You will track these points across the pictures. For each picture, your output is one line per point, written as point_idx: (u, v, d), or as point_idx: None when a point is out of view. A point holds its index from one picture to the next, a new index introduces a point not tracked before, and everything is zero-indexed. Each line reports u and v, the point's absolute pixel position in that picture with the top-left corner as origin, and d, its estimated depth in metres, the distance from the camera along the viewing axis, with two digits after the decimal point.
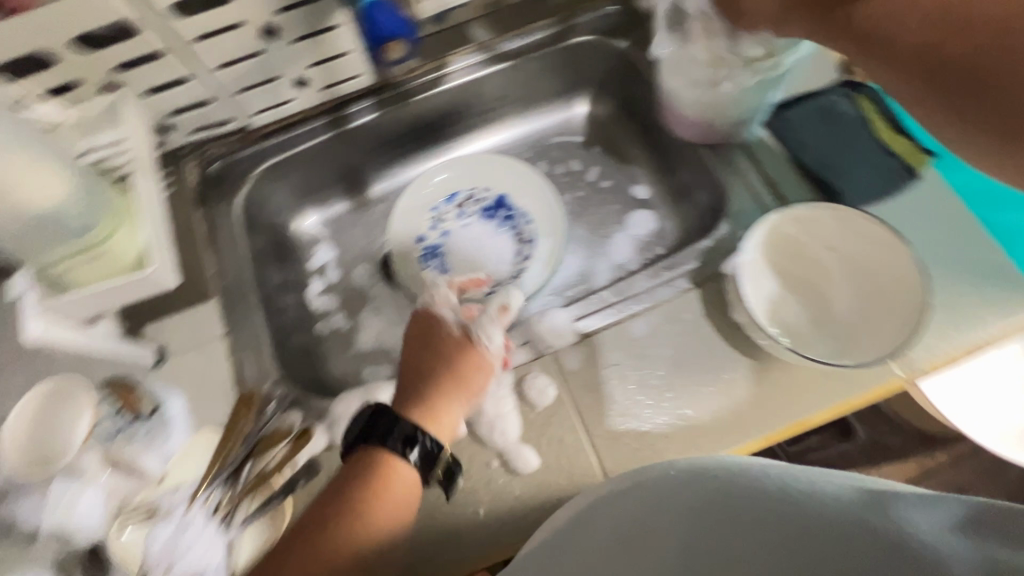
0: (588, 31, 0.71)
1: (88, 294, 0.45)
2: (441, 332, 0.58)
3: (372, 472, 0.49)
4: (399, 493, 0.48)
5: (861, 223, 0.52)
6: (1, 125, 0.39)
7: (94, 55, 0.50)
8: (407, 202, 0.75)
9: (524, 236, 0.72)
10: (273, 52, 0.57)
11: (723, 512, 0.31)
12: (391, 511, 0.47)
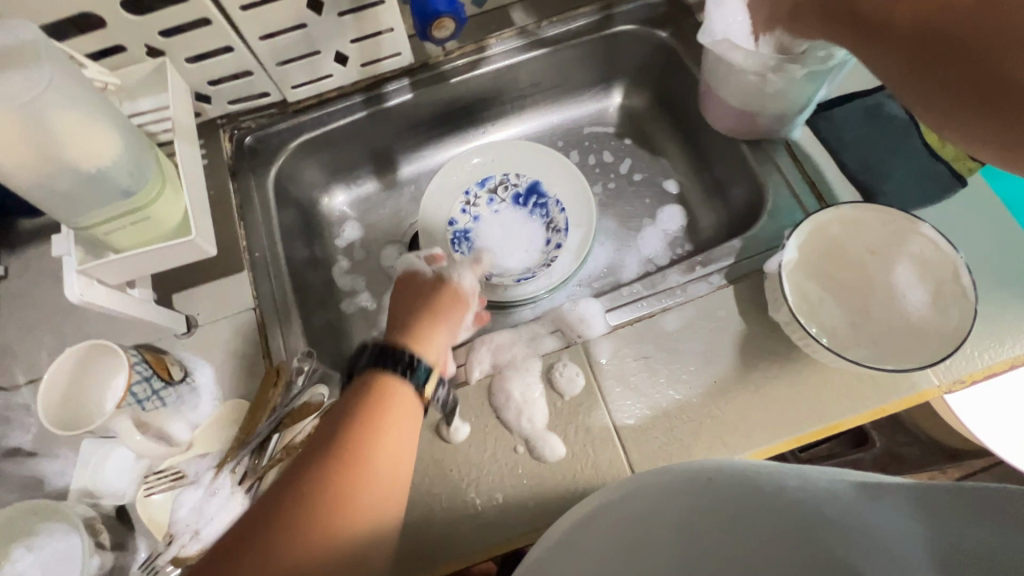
0: (630, 20, 0.70)
1: (130, 257, 0.45)
2: (417, 280, 0.57)
3: (370, 405, 0.41)
4: (406, 428, 0.42)
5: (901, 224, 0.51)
6: (54, 80, 0.39)
7: (142, 20, 0.50)
8: (437, 183, 0.74)
9: (556, 225, 0.72)
10: (317, 26, 0.57)
11: (736, 522, 0.28)
12: (399, 447, 0.40)
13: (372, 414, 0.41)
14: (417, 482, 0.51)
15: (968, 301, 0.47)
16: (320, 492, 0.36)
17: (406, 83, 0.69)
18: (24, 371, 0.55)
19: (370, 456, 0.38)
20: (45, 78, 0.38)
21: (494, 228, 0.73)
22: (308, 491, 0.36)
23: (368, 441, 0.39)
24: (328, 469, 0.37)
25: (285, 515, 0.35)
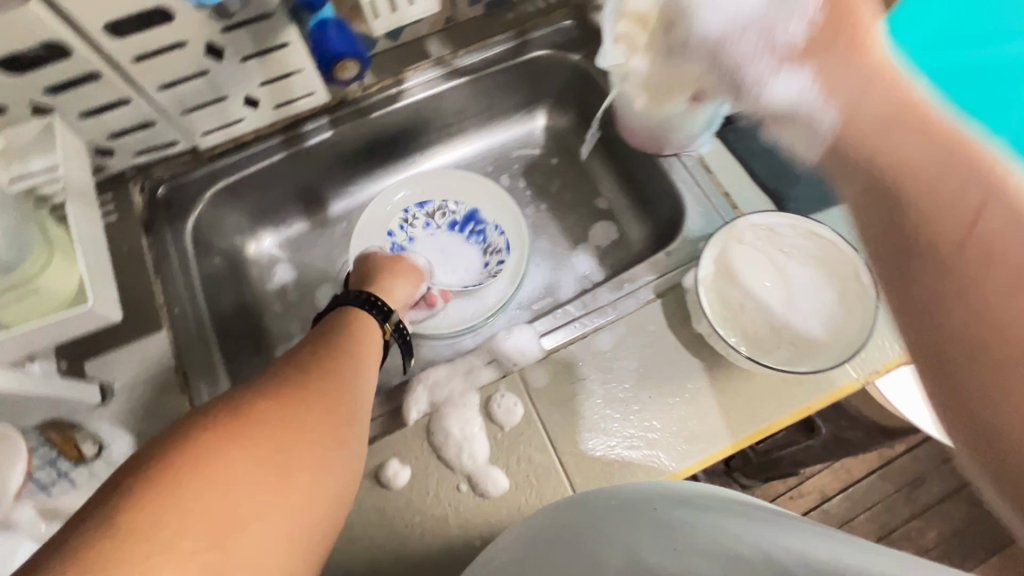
0: (544, 46, 0.71)
1: (19, 334, 0.42)
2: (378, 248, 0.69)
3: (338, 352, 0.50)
4: (368, 350, 0.53)
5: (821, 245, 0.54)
6: None
7: (21, 79, 0.47)
8: (371, 214, 0.73)
9: (492, 253, 0.72)
10: (221, 71, 0.55)
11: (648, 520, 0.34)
12: (367, 362, 0.52)
13: (346, 336, 0.53)
14: (359, 532, 0.49)
15: (869, 295, 0.51)
16: (310, 369, 0.46)
17: (325, 120, 0.68)
18: None
19: (344, 355, 0.50)
20: None
21: (428, 249, 0.74)
22: (299, 371, 0.46)
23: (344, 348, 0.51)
24: (315, 358, 0.48)
25: (283, 383, 0.44)
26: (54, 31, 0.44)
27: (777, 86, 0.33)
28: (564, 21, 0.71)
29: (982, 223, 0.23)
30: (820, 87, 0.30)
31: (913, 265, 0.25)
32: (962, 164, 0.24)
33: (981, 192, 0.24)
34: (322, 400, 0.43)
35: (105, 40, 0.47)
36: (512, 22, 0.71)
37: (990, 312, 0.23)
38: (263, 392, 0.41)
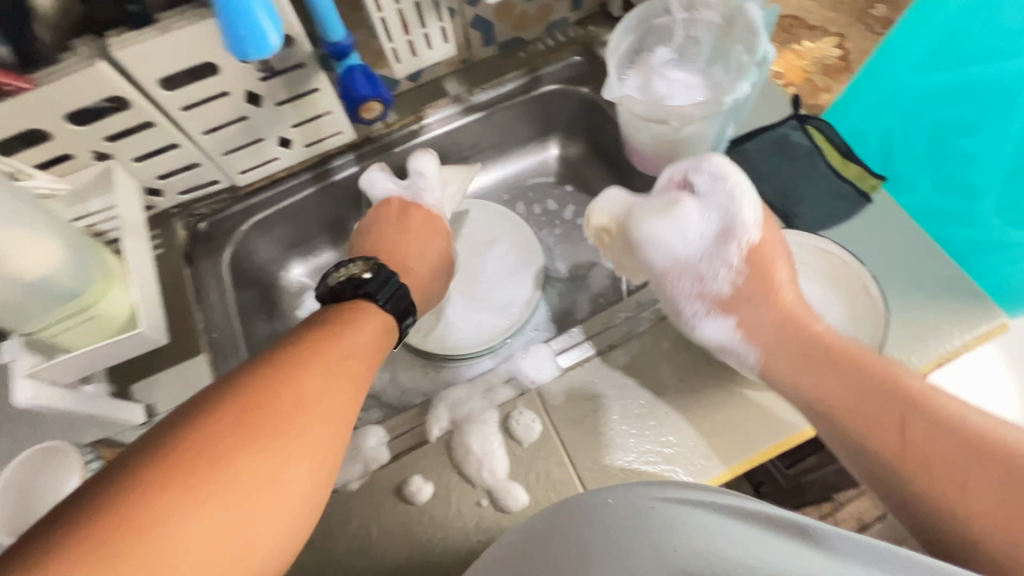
0: (555, 81, 0.76)
1: (78, 355, 0.46)
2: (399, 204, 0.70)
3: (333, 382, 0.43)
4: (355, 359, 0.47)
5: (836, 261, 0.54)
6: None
7: (85, 129, 0.52)
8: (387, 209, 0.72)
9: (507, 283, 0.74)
10: (258, 116, 0.61)
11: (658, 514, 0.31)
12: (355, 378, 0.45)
13: (330, 341, 0.46)
14: (384, 546, 0.51)
15: (879, 309, 0.50)
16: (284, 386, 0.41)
17: (351, 157, 0.73)
18: None
19: (332, 377, 0.44)
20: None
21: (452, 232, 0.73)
22: (277, 385, 0.40)
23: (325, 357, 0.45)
24: (318, 387, 0.42)
25: (255, 402, 0.39)
26: (115, 87, 0.50)
27: (711, 326, 0.55)
28: (573, 57, 0.75)
29: (911, 426, 0.42)
30: (739, 328, 0.54)
31: (890, 460, 0.42)
32: (892, 390, 0.44)
33: (905, 410, 0.42)
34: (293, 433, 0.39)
35: (158, 92, 0.53)
36: (524, 60, 0.76)
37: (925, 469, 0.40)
38: (246, 419, 0.38)
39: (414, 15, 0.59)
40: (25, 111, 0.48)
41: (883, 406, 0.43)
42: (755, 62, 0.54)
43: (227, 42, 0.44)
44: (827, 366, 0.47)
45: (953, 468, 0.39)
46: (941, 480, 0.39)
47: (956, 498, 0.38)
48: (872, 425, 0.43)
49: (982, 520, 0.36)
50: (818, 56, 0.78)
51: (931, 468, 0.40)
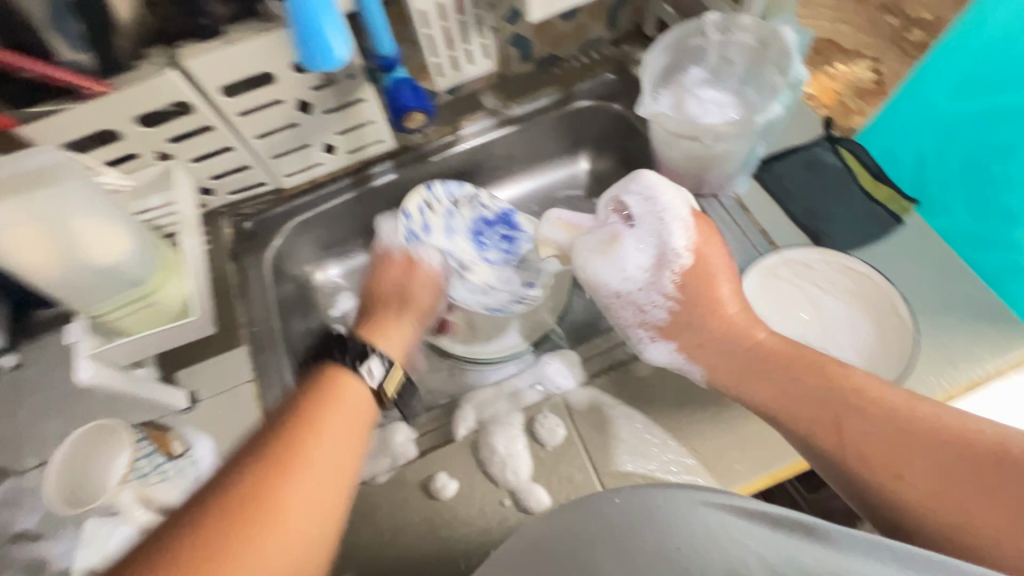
0: (587, 97, 0.78)
1: (135, 340, 0.49)
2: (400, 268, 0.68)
3: (339, 446, 0.45)
4: (340, 434, 0.45)
5: (862, 280, 0.55)
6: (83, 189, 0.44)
7: (151, 130, 0.57)
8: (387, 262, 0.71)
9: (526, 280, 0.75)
10: (307, 123, 0.64)
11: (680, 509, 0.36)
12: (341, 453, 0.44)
13: (311, 424, 0.45)
14: (409, 539, 0.52)
15: (909, 328, 0.52)
16: (263, 493, 0.40)
17: (389, 164, 0.76)
18: (34, 457, 0.60)
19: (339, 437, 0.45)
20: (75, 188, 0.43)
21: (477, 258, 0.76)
22: (254, 492, 0.40)
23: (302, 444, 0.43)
24: (328, 450, 0.44)
25: (234, 513, 0.38)
26: (180, 92, 0.54)
27: (654, 350, 0.55)
28: (607, 75, 0.78)
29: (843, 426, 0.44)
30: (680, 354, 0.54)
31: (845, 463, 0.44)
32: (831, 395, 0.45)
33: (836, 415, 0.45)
34: (283, 529, 0.39)
35: (218, 98, 0.57)
36: (559, 77, 0.78)
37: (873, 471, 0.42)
38: (256, 486, 0.40)
39: (458, 31, 0.62)
40: (101, 112, 0.53)
41: (822, 409, 0.45)
42: (788, 83, 0.57)
43: (300, 52, 0.47)
44: (770, 376, 0.48)
45: (885, 459, 0.42)
46: (880, 470, 0.42)
47: (897, 488, 0.41)
48: (814, 429, 0.45)
49: (918, 503, 0.41)
50: (852, 79, 0.79)
51: (872, 461, 0.42)
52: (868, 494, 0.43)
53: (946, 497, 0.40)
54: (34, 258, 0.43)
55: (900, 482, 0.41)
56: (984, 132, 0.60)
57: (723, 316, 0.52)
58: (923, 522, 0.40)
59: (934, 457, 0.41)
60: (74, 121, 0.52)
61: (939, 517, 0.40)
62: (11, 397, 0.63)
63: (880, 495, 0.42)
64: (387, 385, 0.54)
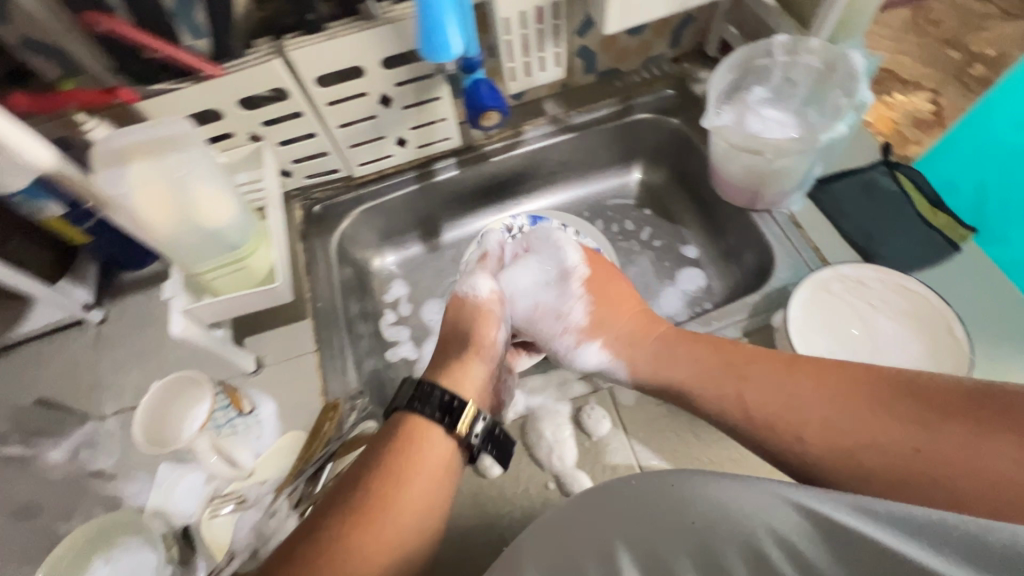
0: (646, 110, 0.81)
1: (225, 299, 0.54)
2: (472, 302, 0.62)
3: (426, 484, 0.49)
4: (426, 475, 0.49)
5: (916, 301, 0.56)
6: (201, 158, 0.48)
7: (249, 113, 0.62)
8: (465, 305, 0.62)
9: None
10: (385, 117, 0.69)
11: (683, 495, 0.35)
12: (424, 486, 0.48)
13: (403, 461, 0.49)
14: (457, 510, 0.55)
15: (962, 350, 0.52)
16: (355, 538, 0.44)
17: (453, 161, 0.80)
18: (112, 403, 0.64)
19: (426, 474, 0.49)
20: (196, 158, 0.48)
21: None
22: (345, 536, 0.44)
23: (385, 490, 0.47)
24: (412, 490, 0.48)
25: (325, 554, 0.43)
26: (279, 80, 0.59)
27: (589, 354, 0.60)
28: (666, 90, 0.80)
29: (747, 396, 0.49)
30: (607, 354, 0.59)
31: (756, 432, 0.48)
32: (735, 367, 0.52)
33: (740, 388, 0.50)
34: (380, 548, 0.45)
35: (312, 88, 0.62)
36: (619, 90, 0.81)
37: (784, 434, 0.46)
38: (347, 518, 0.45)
39: (536, 39, 0.66)
40: (211, 92, 0.58)
41: (725, 381, 0.51)
42: (853, 106, 0.59)
43: (422, 41, 0.52)
44: (681, 363, 0.54)
45: (788, 415, 0.46)
46: (785, 435, 0.46)
47: (801, 445, 0.45)
48: (722, 404, 0.50)
49: (822, 452, 0.43)
50: (910, 110, 0.78)
51: (778, 421, 0.46)
52: (791, 459, 0.45)
53: (839, 433, 0.43)
54: (150, 215, 0.47)
55: (804, 434, 0.44)
56: (1008, 162, 0.64)
57: (622, 323, 0.61)
58: (833, 467, 0.42)
59: (821, 398, 0.45)
60: (188, 98, 0.58)
61: (841, 460, 0.42)
62: (93, 347, 0.68)
63: (791, 454, 0.45)
64: (461, 425, 0.51)
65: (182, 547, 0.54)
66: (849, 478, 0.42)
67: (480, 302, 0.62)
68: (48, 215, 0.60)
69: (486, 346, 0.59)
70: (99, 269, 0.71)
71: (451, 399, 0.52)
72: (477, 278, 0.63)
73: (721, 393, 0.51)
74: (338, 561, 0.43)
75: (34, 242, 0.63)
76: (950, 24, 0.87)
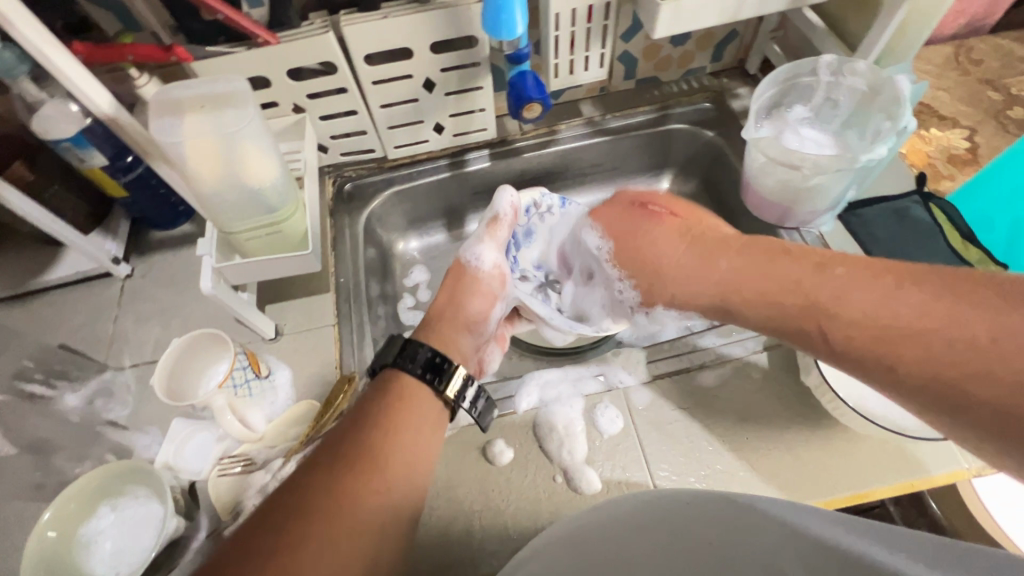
0: (682, 120, 0.81)
1: (257, 263, 0.55)
2: (473, 272, 0.65)
3: (421, 445, 0.48)
4: (408, 429, 0.48)
5: None
6: (254, 118, 0.50)
7: (296, 84, 0.63)
8: (458, 266, 0.65)
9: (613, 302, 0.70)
10: (426, 101, 0.69)
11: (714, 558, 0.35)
12: (416, 437, 0.48)
13: (390, 416, 0.48)
14: (462, 494, 0.55)
15: None
16: (354, 484, 0.42)
17: (485, 153, 0.79)
18: (130, 356, 0.65)
19: (416, 432, 0.49)
20: (250, 117, 0.50)
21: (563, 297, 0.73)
22: (348, 484, 0.42)
23: (381, 439, 0.46)
24: (403, 445, 0.47)
25: (338, 496, 0.41)
26: (328, 55, 0.60)
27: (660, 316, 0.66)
28: (703, 103, 0.80)
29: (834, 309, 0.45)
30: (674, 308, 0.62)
31: (852, 345, 0.43)
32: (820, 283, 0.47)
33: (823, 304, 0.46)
34: (383, 493, 0.43)
35: (360, 66, 0.62)
36: (656, 99, 0.82)
37: (886, 348, 0.40)
38: (341, 459, 0.44)
39: (582, 38, 0.67)
40: (264, 58, 0.59)
41: (804, 304, 0.48)
42: (896, 130, 0.59)
43: (487, 19, 0.54)
44: (746, 277, 0.54)
45: (866, 323, 0.42)
46: (885, 345, 0.40)
47: (900, 361, 0.39)
48: (802, 319, 0.47)
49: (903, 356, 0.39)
50: (946, 144, 0.78)
51: (849, 327, 0.43)
52: (901, 371, 0.39)
53: (923, 333, 0.38)
54: (200, 166, 0.49)
55: (885, 341, 0.40)
56: (1008, 203, 0.68)
57: (671, 278, 0.61)
58: (942, 386, 0.36)
59: (899, 303, 0.41)
60: (240, 62, 0.59)
61: (953, 380, 0.35)
62: (117, 300, 0.69)
63: (893, 372, 0.39)
64: (448, 387, 0.52)
65: (188, 502, 0.55)
66: (992, 404, 0.33)
67: (479, 275, 0.64)
68: (90, 164, 0.60)
69: (475, 318, 0.62)
70: (131, 224, 0.73)
71: (438, 358, 0.53)
72: (482, 249, 0.66)
73: (801, 309, 0.48)
74: (349, 506, 0.41)
75: (72, 190, 0.65)
76: (993, 64, 0.86)
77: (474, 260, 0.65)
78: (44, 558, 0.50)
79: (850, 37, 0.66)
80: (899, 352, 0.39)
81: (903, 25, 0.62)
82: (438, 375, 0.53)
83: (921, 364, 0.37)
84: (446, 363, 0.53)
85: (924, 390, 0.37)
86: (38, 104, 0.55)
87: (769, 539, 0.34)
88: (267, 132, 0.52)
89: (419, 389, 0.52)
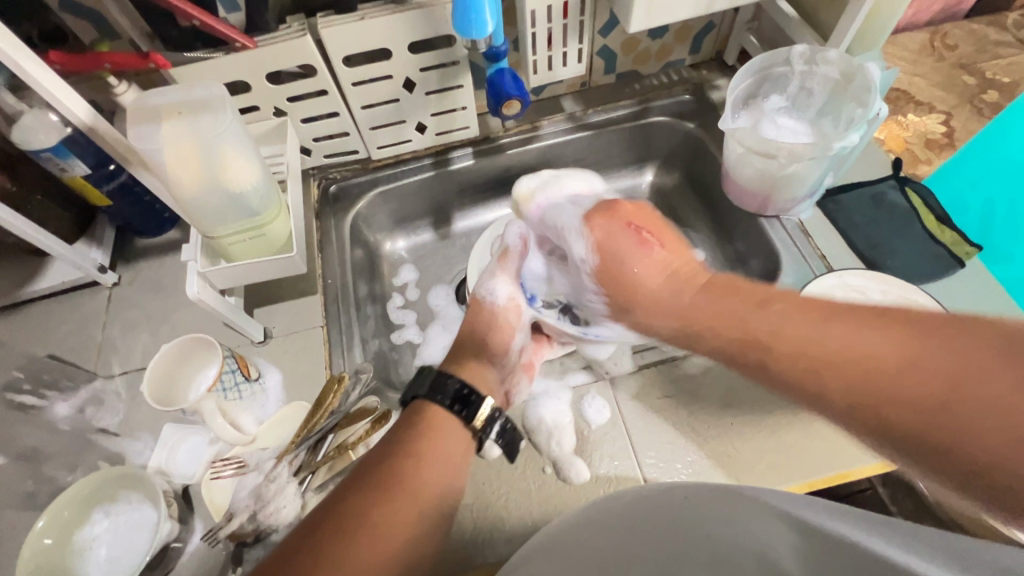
0: (663, 113, 0.81)
1: (239, 267, 0.55)
2: (491, 304, 0.59)
3: (456, 466, 0.46)
4: (444, 459, 0.46)
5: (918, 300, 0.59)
6: (232, 123, 0.51)
7: (278, 88, 0.64)
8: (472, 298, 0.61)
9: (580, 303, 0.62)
10: (407, 101, 0.70)
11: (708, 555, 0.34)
12: (448, 458, 0.46)
13: (425, 437, 0.47)
14: None
15: None
16: (385, 509, 0.41)
17: (469, 151, 0.80)
18: (120, 363, 0.65)
19: (451, 456, 0.46)
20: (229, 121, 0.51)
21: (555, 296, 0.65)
22: (376, 511, 0.41)
23: (409, 461, 0.44)
24: (434, 469, 0.45)
25: (362, 526, 0.40)
26: (307, 60, 0.61)
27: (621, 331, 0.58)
28: (684, 95, 0.81)
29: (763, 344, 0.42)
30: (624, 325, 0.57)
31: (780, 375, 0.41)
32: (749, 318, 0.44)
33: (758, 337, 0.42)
34: (414, 520, 0.42)
35: (338, 68, 0.63)
36: (636, 93, 0.82)
37: (821, 376, 0.38)
38: (367, 484, 0.43)
39: (560, 34, 0.68)
40: (245, 63, 0.59)
41: (736, 337, 0.44)
42: (867, 117, 0.60)
43: (456, 18, 0.55)
44: (711, 310, 0.46)
45: (843, 361, 0.37)
46: (818, 380, 0.38)
47: (832, 397, 0.37)
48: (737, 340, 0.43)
49: (857, 406, 0.36)
50: (923, 130, 0.79)
51: (801, 372, 0.39)
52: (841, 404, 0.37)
53: (882, 381, 0.35)
54: (179, 172, 0.50)
55: (823, 368, 0.38)
56: (1008, 176, 0.66)
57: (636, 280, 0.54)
58: (881, 426, 0.35)
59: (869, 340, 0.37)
60: (219, 67, 0.59)
61: (889, 420, 0.34)
62: (104, 309, 0.69)
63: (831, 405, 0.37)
64: (478, 417, 0.49)
65: (182, 506, 0.56)
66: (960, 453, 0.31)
67: (496, 310, 0.59)
68: (72, 173, 0.60)
69: (498, 353, 0.56)
70: (116, 233, 0.73)
71: (468, 390, 0.50)
72: (495, 283, 0.60)
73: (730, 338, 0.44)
74: (373, 535, 0.39)
75: (55, 200, 0.65)
76: (968, 49, 0.87)
77: (488, 294, 0.60)
78: (37, 564, 0.50)
79: (823, 27, 0.67)
80: (839, 386, 0.37)
81: (871, 15, 0.64)
82: (463, 405, 0.49)
83: (860, 404, 0.35)
84: (475, 391, 0.49)
85: (879, 430, 0.35)
86: (17, 114, 0.55)
87: (767, 527, 0.33)
88: (246, 136, 0.52)
89: (463, 417, 0.49)
